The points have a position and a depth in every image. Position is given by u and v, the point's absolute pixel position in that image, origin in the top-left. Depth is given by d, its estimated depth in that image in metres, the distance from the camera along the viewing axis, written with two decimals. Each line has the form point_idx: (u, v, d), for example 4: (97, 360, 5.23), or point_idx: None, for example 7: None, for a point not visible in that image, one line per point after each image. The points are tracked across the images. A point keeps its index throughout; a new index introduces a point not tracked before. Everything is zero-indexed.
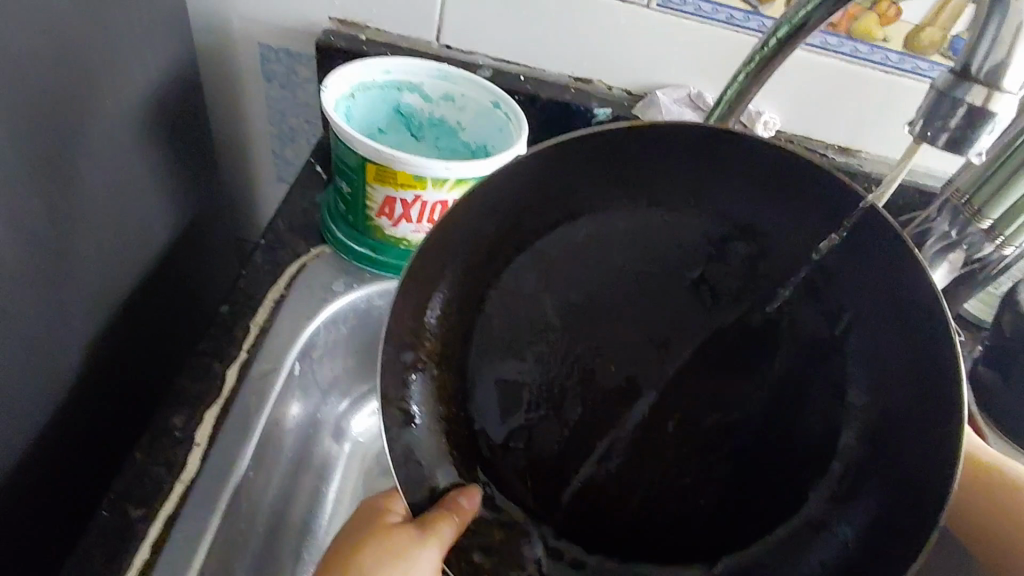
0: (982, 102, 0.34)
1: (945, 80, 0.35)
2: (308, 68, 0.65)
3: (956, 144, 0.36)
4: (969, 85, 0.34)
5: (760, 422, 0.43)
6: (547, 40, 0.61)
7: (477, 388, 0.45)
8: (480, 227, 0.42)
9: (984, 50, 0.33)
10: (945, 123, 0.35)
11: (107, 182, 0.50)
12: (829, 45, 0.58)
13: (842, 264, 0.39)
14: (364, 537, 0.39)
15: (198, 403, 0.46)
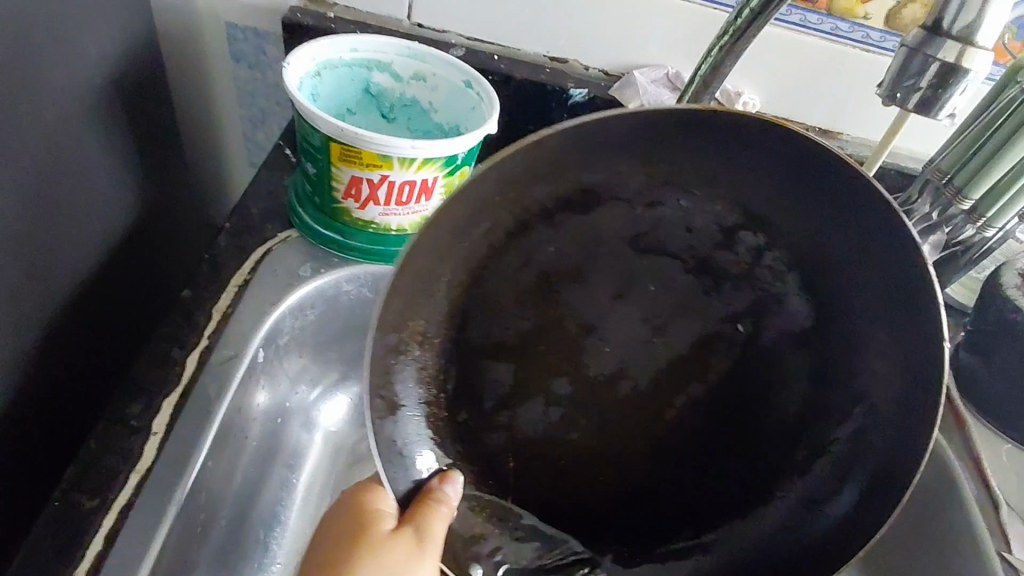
0: (954, 58, 0.36)
1: (917, 38, 0.37)
2: (277, 48, 0.63)
3: (927, 104, 0.38)
4: (942, 43, 0.36)
5: (737, 398, 0.43)
6: (521, 18, 0.59)
7: (463, 376, 0.43)
8: (479, 218, 0.36)
9: (954, 9, 0.35)
10: (919, 80, 0.37)
11: (60, 162, 0.48)
12: (809, 23, 0.57)
13: (864, 253, 0.36)
14: (355, 543, 0.38)
15: (155, 391, 0.44)
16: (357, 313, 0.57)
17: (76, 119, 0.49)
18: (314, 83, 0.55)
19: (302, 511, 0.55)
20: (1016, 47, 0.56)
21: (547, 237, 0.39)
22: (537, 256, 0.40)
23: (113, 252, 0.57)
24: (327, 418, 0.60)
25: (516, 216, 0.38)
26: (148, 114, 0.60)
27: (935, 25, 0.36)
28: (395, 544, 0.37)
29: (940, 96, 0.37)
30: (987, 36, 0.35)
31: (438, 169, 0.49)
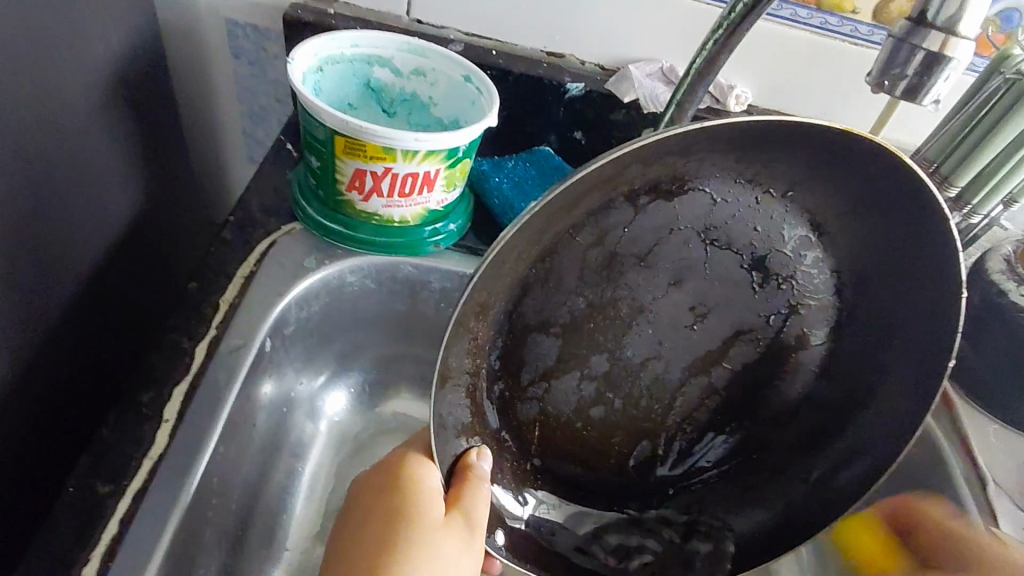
0: (938, 47, 0.37)
1: (903, 29, 0.38)
2: (278, 44, 0.64)
3: (915, 91, 0.39)
4: (927, 32, 0.37)
5: (759, 376, 0.46)
6: (519, 13, 0.61)
7: (510, 351, 0.42)
8: (576, 203, 0.35)
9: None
10: (905, 69, 0.39)
11: (68, 157, 0.49)
12: (799, 17, 0.58)
13: (909, 253, 0.38)
14: (410, 537, 0.39)
15: (167, 380, 0.45)
16: (362, 304, 0.58)
17: (83, 114, 0.50)
18: (316, 78, 0.56)
19: (310, 498, 0.57)
20: (999, 39, 0.57)
21: (619, 236, 0.39)
22: (607, 252, 0.40)
23: (120, 246, 0.58)
24: (332, 408, 0.61)
25: (602, 202, 0.37)
26: (151, 110, 0.61)
27: (920, 16, 0.38)
28: (450, 535, 0.39)
29: (923, 84, 0.38)
30: (971, 26, 0.37)
31: (440, 161, 0.50)
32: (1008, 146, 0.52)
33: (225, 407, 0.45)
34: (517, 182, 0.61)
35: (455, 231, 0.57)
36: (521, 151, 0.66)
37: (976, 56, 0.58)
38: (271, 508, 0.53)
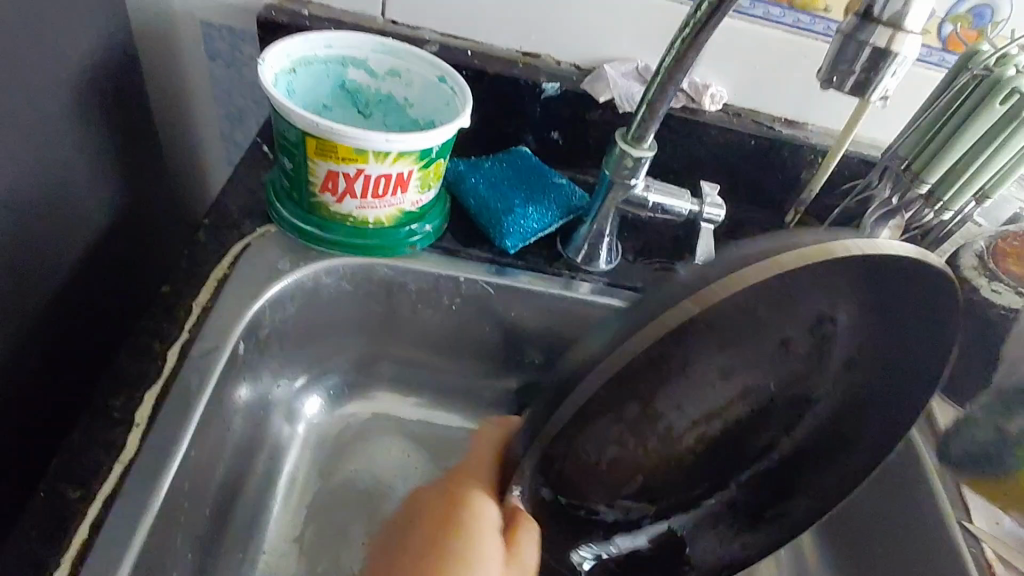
0: (885, 42, 0.39)
1: (851, 25, 0.40)
2: (253, 46, 0.64)
3: (863, 86, 0.41)
4: (874, 28, 0.39)
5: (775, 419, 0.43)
6: (494, 14, 0.61)
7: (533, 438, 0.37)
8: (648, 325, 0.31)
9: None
10: (853, 66, 0.40)
11: (40, 160, 0.49)
12: (771, 16, 0.58)
13: (922, 345, 0.37)
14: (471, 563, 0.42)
15: (139, 384, 0.45)
16: (338, 305, 0.58)
17: (54, 117, 0.50)
18: (289, 80, 0.55)
19: (286, 501, 0.58)
20: (971, 35, 0.58)
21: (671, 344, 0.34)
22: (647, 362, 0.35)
23: (93, 250, 0.58)
24: (310, 411, 0.61)
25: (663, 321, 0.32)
26: (125, 113, 0.61)
27: (868, 11, 0.39)
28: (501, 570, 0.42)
29: (873, 78, 0.40)
30: (915, 22, 0.39)
31: (413, 162, 0.50)
32: (978, 140, 0.52)
33: (197, 410, 0.45)
34: (493, 182, 0.61)
35: (430, 231, 0.57)
36: (499, 152, 0.66)
37: (947, 53, 0.59)
38: (246, 511, 0.54)
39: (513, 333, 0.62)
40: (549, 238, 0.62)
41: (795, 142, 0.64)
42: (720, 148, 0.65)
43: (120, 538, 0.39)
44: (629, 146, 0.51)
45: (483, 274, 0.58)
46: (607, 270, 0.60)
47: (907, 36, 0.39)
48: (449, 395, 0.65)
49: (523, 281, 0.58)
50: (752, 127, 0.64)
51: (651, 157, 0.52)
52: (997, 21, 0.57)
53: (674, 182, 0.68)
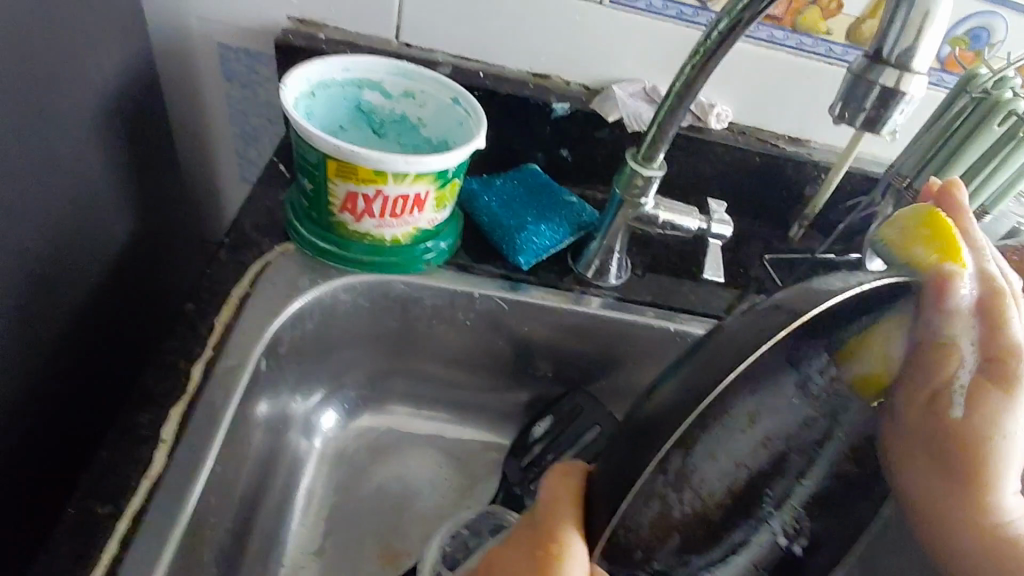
0: (894, 83, 0.39)
1: (861, 64, 0.41)
2: (269, 68, 0.65)
3: (874, 122, 0.42)
4: (882, 69, 0.39)
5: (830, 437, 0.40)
6: (504, 37, 0.62)
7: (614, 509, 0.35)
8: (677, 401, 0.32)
9: (894, 37, 0.38)
10: (863, 103, 0.41)
11: (65, 183, 0.50)
12: (775, 39, 0.60)
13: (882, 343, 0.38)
14: None
15: (165, 401, 0.46)
16: (354, 321, 0.59)
17: (78, 141, 0.51)
18: (308, 103, 0.57)
19: (304, 515, 0.59)
20: (968, 57, 0.59)
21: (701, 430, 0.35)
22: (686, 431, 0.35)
23: (117, 268, 0.59)
24: (326, 425, 0.63)
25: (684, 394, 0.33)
26: (144, 134, 0.62)
27: (876, 51, 0.40)
28: None
29: (883, 115, 0.41)
30: (925, 60, 0.39)
31: (430, 182, 0.52)
32: (980, 156, 0.54)
33: (222, 427, 0.46)
34: (505, 201, 0.62)
35: (445, 248, 0.59)
36: (510, 170, 0.68)
37: (946, 73, 0.60)
38: (266, 524, 0.55)
39: (526, 347, 0.63)
40: (560, 253, 0.63)
41: (798, 159, 0.66)
42: (725, 165, 0.66)
43: (150, 552, 0.40)
44: (640, 165, 0.53)
45: (497, 289, 0.59)
46: (617, 284, 0.62)
47: (916, 75, 0.39)
48: (462, 408, 0.67)
49: (536, 296, 0.59)
50: (757, 145, 0.66)
51: (661, 175, 0.54)
52: (993, 43, 0.59)
53: (680, 199, 0.69)
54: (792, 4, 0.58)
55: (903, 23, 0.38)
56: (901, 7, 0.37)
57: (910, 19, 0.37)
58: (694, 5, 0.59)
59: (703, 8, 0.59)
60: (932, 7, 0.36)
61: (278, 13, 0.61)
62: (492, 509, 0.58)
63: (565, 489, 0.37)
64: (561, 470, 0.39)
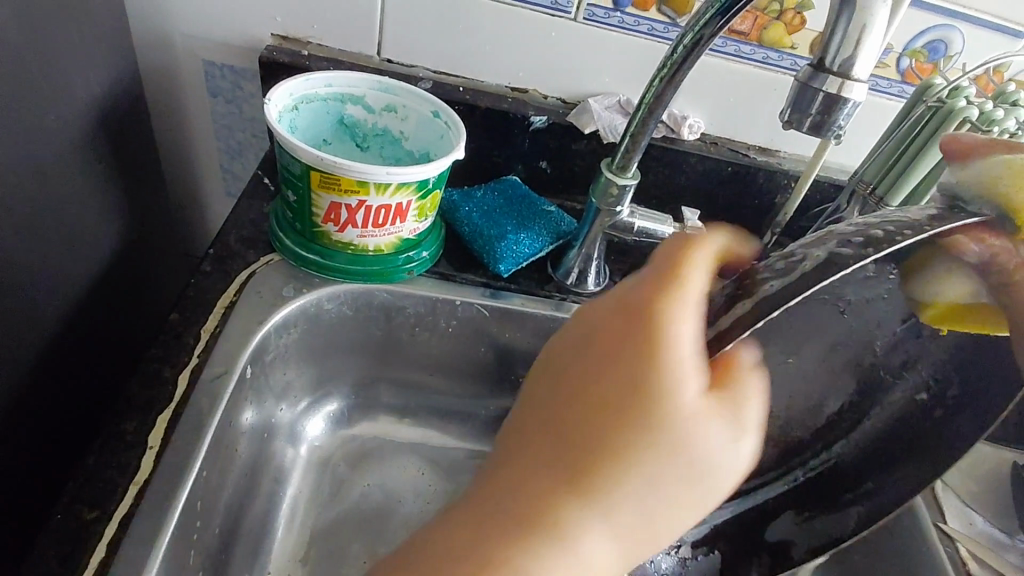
0: (837, 90, 0.37)
1: (806, 72, 0.39)
2: (254, 84, 0.67)
3: (821, 128, 0.39)
4: (825, 76, 0.38)
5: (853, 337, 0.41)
6: (483, 52, 0.64)
7: None
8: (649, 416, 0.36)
9: (836, 44, 0.37)
10: (808, 111, 0.39)
11: (53, 195, 0.51)
12: (742, 53, 0.62)
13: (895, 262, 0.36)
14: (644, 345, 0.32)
15: (150, 408, 0.47)
16: (339, 331, 0.61)
17: (65, 155, 0.52)
18: (291, 116, 0.59)
19: (291, 522, 0.59)
20: (925, 67, 0.62)
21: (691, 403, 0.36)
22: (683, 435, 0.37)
23: (102, 280, 0.60)
24: (312, 432, 0.63)
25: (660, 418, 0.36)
26: (130, 148, 0.63)
27: (819, 62, 0.38)
28: (710, 413, 0.32)
29: (828, 122, 0.39)
30: (865, 69, 0.38)
31: (411, 193, 0.53)
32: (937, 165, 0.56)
33: (207, 432, 0.47)
34: (485, 210, 0.64)
35: (427, 257, 0.60)
36: (489, 181, 0.69)
37: (906, 85, 0.64)
38: (252, 531, 0.55)
39: (508, 353, 0.64)
40: (541, 261, 0.65)
41: (769, 168, 0.68)
42: (699, 175, 0.69)
43: (137, 555, 0.41)
44: (615, 175, 0.55)
45: (478, 296, 0.61)
46: (596, 291, 0.64)
47: (859, 82, 0.38)
48: (446, 416, 0.68)
49: (517, 303, 0.61)
50: (729, 155, 0.68)
51: (635, 184, 0.56)
52: (950, 55, 0.62)
53: (657, 208, 0.72)
54: (757, 20, 0.60)
55: (844, 32, 0.37)
56: (840, 20, 0.37)
57: (850, 26, 0.36)
58: (665, 21, 0.61)
59: (673, 23, 0.61)
60: (869, 19, 0.36)
61: (263, 31, 0.63)
62: None
63: (702, 244, 0.34)
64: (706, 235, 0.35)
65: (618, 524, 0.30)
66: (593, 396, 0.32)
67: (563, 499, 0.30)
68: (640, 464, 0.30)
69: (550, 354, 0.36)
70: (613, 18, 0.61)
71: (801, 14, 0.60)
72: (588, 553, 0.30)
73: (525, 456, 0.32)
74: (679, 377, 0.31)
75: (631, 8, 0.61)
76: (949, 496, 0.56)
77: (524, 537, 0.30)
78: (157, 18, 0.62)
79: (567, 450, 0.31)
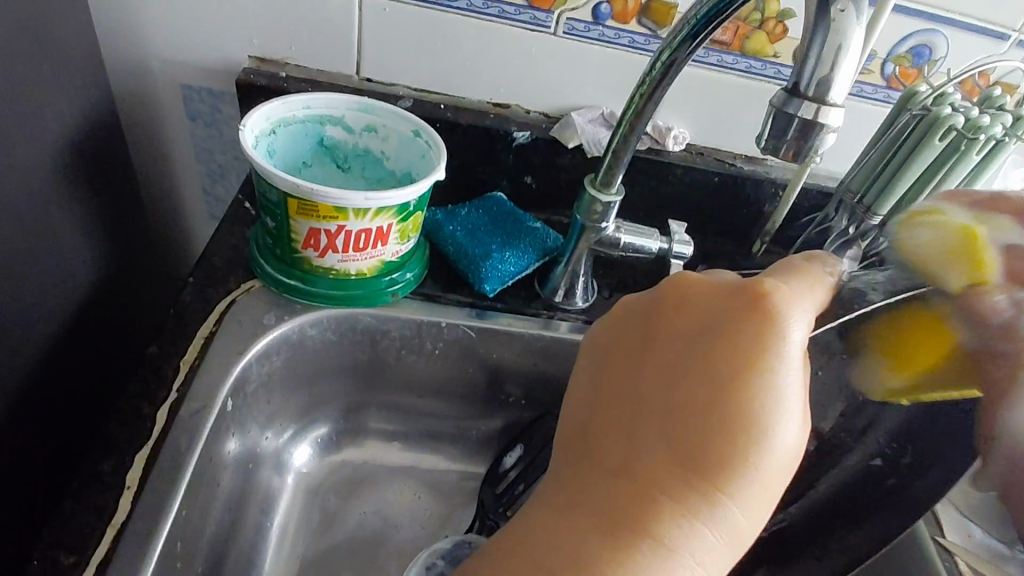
0: (812, 116, 0.37)
1: (781, 97, 0.38)
2: (232, 106, 0.66)
3: (799, 153, 0.39)
4: (800, 101, 0.37)
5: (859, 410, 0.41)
6: (463, 69, 0.63)
7: None
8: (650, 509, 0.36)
9: (810, 68, 0.36)
10: (785, 135, 0.38)
11: (27, 229, 0.50)
12: (725, 62, 0.62)
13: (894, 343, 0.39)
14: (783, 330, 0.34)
15: (128, 447, 0.46)
16: (323, 356, 0.60)
17: (38, 188, 0.51)
18: (269, 141, 0.58)
19: (278, 552, 0.58)
20: (911, 72, 0.62)
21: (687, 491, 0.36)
22: None
23: (80, 312, 0.59)
24: (299, 460, 0.62)
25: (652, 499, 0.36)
26: (108, 175, 0.63)
27: (794, 86, 0.37)
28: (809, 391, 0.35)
29: (803, 148, 0.38)
30: (841, 90, 0.37)
31: (392, 216, 0.52)
32: (924, 170, 0.56)
33: (187, 469, 0.46)
34: (470, 229, 0.63)
35: (411, 279, 0.59)
36: (474, 198, 0.69)
37: (891, 91, 0.63)
38: (238, 565, 0.54)
39: (497, 372, 0.63)
40: (528, 278, 0.64)
41: (755, 177, 0.68)
42: (685, 186, 0.68)
43: None
44: (598, 191, 0.54)
45: (464, 318, 0.60)
46: (585, 307, 0.63)
47: (835, 105, 0.37)
48: (436, 439, 0.67)
49: (503, 323, 0.60)
50: (715, 165, 0.67)
51: (619, 201, 0.55)
52: (935, 60, 0.61)
53: (644, 220, 0.71)
54: (738, 30, 0.59)
55: (818, 55, 0.36)
56: (813, 43, 0.36)
57: (824, 49, 0.35)
58: (646, 33, 0.61)
59: (654, 35, 0.61)
60: (844, 41, 0.35)
61: (240, 53, 0.62)
62: (469, 538, 0.57)
63: (814, 268, 0.38)
64: (817, 261, 0.39)
65: (738, 519, 0.31)
66: (695, 390, 0.33)
67: (686, 499, 0.31)
68: (756, 460, 0.31)
69: (641, 358, 0.36)
70: (594, 32, 0.60)
71: (783, 22, 0.59)
72: (708, 548, 0.31)
73: (644, 455, 0.32)
74: (792, 377, 0.33)
75: (611, 21, 0.60)
76: None
77: (654, 533, 0.30)
78: (131, 44, 0.61)
79: (685, 449, 0.32)
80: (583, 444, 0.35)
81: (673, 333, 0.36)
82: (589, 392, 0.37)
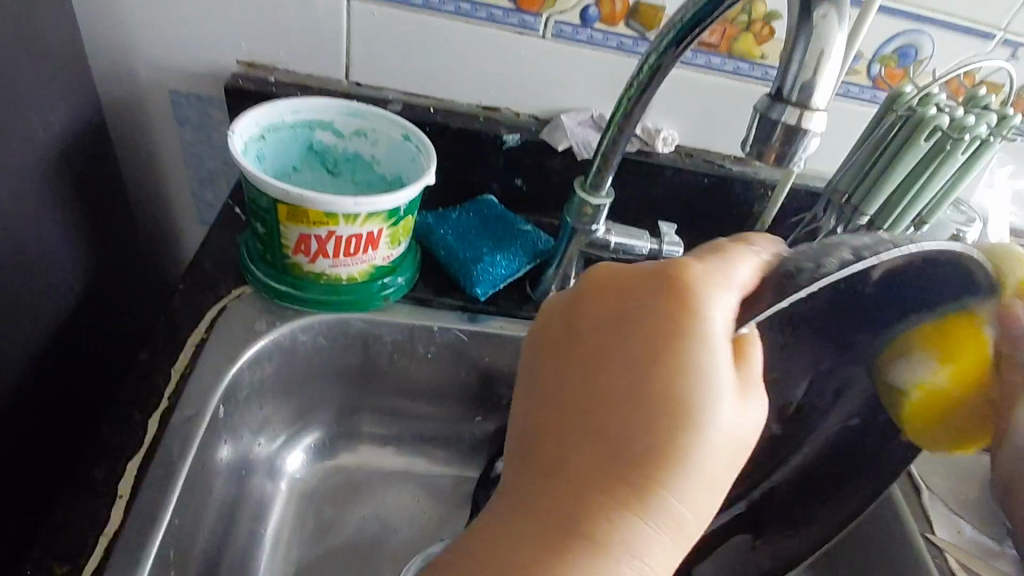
0: (796, 120, 0.37)
1: (766, 101, 0.38)
2: (221, 111, 0.66)
3: (785, 156, 0.39)
4: (784, 106, 0.37)
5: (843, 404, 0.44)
6: (452, 72, 0.63)
7: None
8: None
9: (793, 72, 0.37)
10: (770, 138, 0.38)
11: (15, 237, 0.50)
12: (713, 64, 0.62)
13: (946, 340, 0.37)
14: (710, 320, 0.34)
15: (120, 455, 0.46)
16: (316, 361, 0.60)
17: (28, 195, 0.51)
18: (258, 146, 0.58)
19: (272, 558, 0.58)
20: (897, 72, 0.62)
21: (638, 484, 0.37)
22: None
23: (70, 320, 0.59)
24: (291, 465, 0.62)
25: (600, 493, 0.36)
26: (97, 182, 0.62)
27: (778, 90, 0.38)
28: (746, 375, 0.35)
29: (789, 151, 0.38)
30: (824, 95, 0.37)
31: (381, 221, 0.52)
32: (912, 171, 0.56)
33: (179, 477, 0.46)
34: (461, 232, 0.63)
35: (403, 283, 0.59)
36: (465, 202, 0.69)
37: (878, 91, 0.63)
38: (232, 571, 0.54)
39: (490, 375, 0.63)
40: (519, 281, 0.64)
41: (744, 178, 0.68)
42: (675, 187, 0.68)
43: None
44: (588, 194, 0.54)
45: (456, 321, 0.60)
46: None
47: (818, 110, 0.37)
48: (430, 442, 0.67)
49: (496, 326, 0.60)
50: (704, 167, 0.68)
51: (610, 203, 0.55)
52: (920, 59, 0.61)
53: (635, 221, 0.71)
54: (725, 32, 0.60)
55: (801, 58, 0.36)
56: (796, 47, 0.36)
57: (807, 53, 0.36)
58: (634, 36, 0.61)
59: (642, 38, 0.61)
60: (826, 45, 0.35)
61: (228, 58, 0.62)
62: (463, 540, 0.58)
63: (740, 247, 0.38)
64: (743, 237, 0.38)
65: (677, 510, 0.32)
66: (624, 387, 0.33)
67: (622, 495, 0.31)
68: (688, 450, 0.32)
69: (569, 352, 0.36)
70: (582, 35, 0.61)
71: (769, 24, 0.60)
72: (648, 542, 0.31)
73: (576, 454, 0.32)
74: (719, 361, 0.33)
75: (599, 24, 0.60)
76: (935, 504, 0.56)
77: (594, 536, 0.31)
78: (119, 50, 0.61)
79: (615, 443, 0.32)
80: (520, 447, 0.35)
81: (600, 328, 0.36)
82: (524, 392, 0.37)
